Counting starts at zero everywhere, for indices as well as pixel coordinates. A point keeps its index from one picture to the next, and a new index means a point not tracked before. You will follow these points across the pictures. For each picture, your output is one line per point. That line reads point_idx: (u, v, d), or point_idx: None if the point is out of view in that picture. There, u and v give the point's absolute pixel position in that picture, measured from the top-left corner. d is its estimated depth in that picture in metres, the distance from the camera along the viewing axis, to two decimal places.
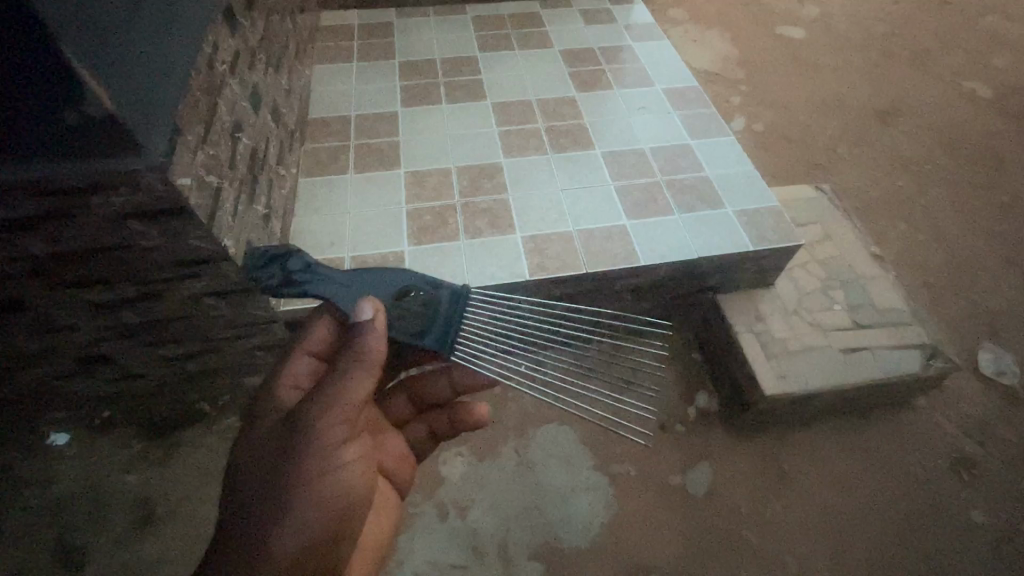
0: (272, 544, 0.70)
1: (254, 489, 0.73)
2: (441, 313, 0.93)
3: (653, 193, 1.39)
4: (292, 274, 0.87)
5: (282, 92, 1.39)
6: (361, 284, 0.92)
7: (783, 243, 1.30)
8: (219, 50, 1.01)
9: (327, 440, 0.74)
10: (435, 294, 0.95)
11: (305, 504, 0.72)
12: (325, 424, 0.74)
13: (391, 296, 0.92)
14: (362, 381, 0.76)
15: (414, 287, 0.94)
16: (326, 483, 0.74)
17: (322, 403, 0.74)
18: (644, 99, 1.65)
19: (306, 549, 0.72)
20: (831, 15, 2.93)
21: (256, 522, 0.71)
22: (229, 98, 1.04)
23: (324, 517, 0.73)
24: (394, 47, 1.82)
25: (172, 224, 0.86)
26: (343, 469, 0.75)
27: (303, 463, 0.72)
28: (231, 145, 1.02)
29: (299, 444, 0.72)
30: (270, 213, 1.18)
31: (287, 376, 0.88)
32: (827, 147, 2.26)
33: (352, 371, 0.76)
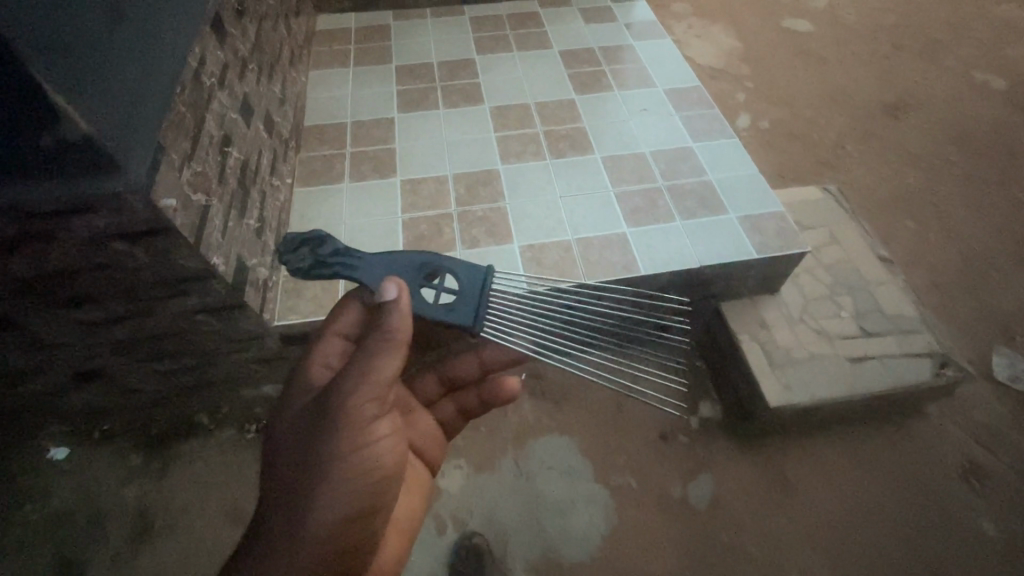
0: (306, 519, 0.70)
1: (289, 466, 0.74)
2: (469, 295, 0.92)
3: (653, 199, 1.35)
4: (322, 256, 0.84)
5: (276, 101, 1.37)
6: (391, 264, 0.89)
7: (787, 250, 1.26)
8: (206, 63, 1.00)
9: (358, 416, 0.73)
10: (464, 275, 0.93)
11: (338, 481, 0.72)
12: (355, 401, 0.73)
13: (420, 277, 0.90)
14: (390, 358, 0.75)
15: (443, 268, 0.92)
16: (358, 461, 0.73)
17: (352, 380, 0.73)
18: (644, 101, 1.61)
19: (342, 525, 0.72)
20: (840, 6, 2.85)
21: (292, 495, 0.72)
22: (218, 112, 1.02)
23: (359, 493, 0.73)
24: (390, 52, 1.79)
25: (157, 244, 0.85)
26: (375, 445, 0.74)
27: (335, 438, 0.72)
28: (221, 160, 1.01)
29: (330, 421, 0.72)
30: (263, 226, 1.16)
31: (319, 356, 0.88)
32: (836, 144, 2.20)
33: (381, 349, 0.76)
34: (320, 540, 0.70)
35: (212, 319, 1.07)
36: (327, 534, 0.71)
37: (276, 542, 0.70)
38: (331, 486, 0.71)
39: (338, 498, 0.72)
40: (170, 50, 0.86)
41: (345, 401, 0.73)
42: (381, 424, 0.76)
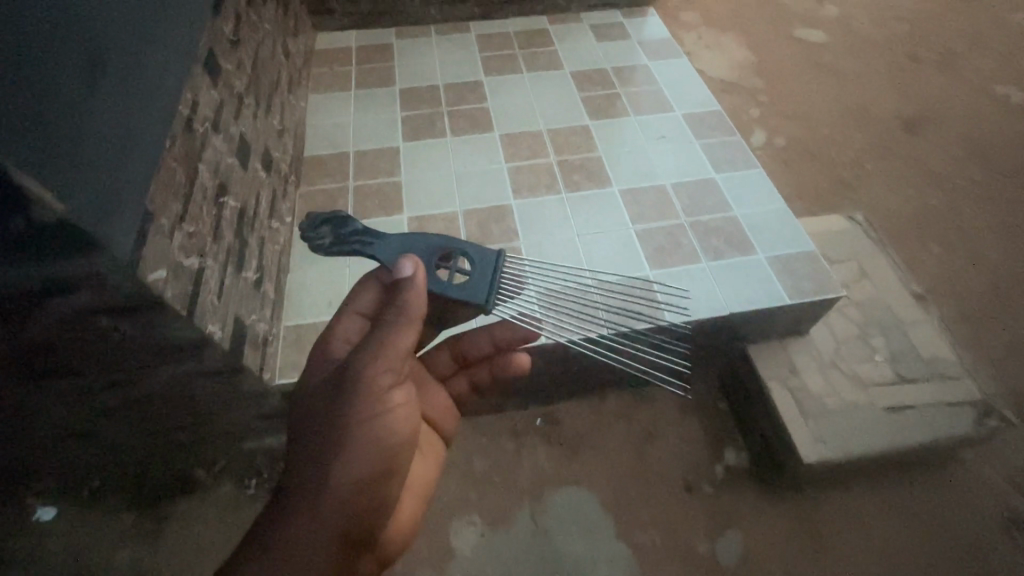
0: (333, 475, 0.78)
1: (315, 430, 0.81)
2: (476, 278, 0.91)
3: (676, 238, 1.28)
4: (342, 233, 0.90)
5: (275, 134, 1.29)
6: (407, 244, 0.92)
7: (821, 294, 1.18)
8: (199, 107, 0.92)
9: (375, 385, 0.80)
10: (478, 258, 0.93)
11: (357, 443, 0.79)
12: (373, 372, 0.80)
13: (435, 258, 0.92)
14: (404, 335, 0.81)
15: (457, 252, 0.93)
16: (376, 426, 0.80)
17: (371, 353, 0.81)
18: (662, 127, 1.53)
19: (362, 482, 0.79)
20: (853, 14, 2.75)
21: (317, 455, 0.79)
22: (212, 159, 0.94)
23: (376, 454, 0.80)
24: (393, 73, 1.70)
25: (147, 318, 0.76)
26: (391, 412, 0.81)
27: (355, 406, 0.79)
28: (216, 212, 0.93)
29: (352, 390, 0.79)
30: (262, 275, 1.08)
31: (339, 332, 0.96)
32: (854, 162, 2.12)
33: (395, 324, 0.82)
34: (342, 496, 0.78)
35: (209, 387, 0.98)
36: (350, 490, 0.79)
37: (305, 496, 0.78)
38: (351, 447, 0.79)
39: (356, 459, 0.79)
40: (157, 102, 0.78)
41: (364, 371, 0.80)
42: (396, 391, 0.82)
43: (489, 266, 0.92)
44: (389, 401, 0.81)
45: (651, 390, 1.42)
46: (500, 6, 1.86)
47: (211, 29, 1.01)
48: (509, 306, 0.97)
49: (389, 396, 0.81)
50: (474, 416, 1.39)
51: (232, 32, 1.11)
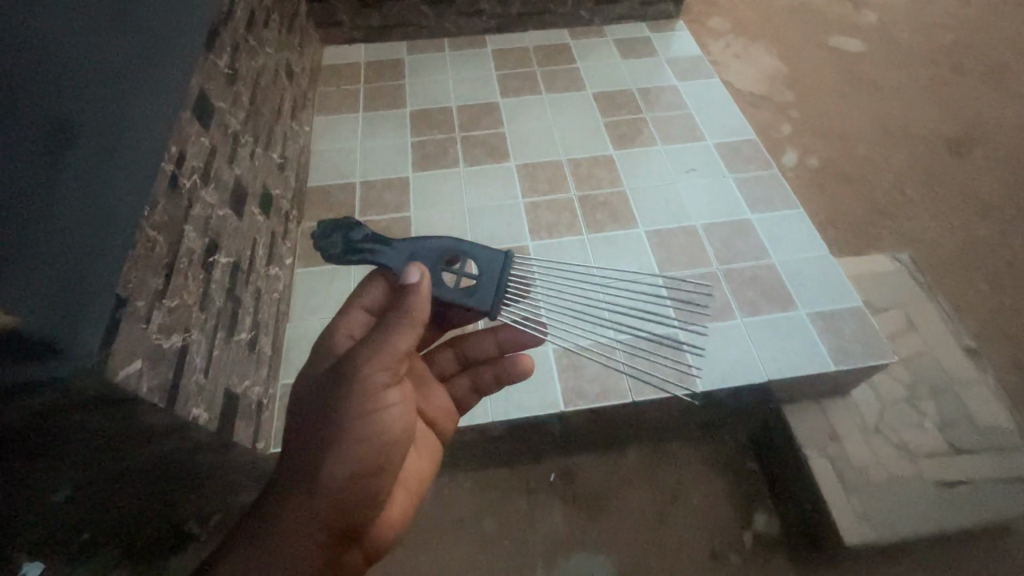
0: (320, 478, 0.72)
1: (305, 428, 0.75)
2: (485, 283, 0.82)
3: (708, 288, 1.17)
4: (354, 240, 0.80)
5: (275, 168, 1.20)
6: (413, 250, 0.82)
7: (870, 360, 1.06)
8: (186, 159, 0.83)
9: (371, 383, 0.73)
10: (486, 262, 0.83)
11: (349, 445, 0.73)
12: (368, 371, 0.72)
13: (441, 262, 0.82)
14: (405, 333, 0.72)
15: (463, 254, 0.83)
16: (370, 425, 0.73)
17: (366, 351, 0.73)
18: (693, 158, 1.41)
19: (351, 485, 0.73)
20: (892, 21, 2.58)
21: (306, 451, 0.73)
22: (201, 215, 0.85)
23: (368, 458, 0.73)
24: (404, 93, 1.60)
25: (121, 414, 0.67)
26: (386, 413, 0.74)
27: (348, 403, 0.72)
28: (204, 276, 0.84)
29: (346, 388, 0.72)
30: (257, 332, 1.00)
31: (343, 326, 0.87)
32: (894, 187, 1.97)
33: (395, 324, 0.74)
34: (331, 499, 0.72)
35: (198, 467, 0.87)
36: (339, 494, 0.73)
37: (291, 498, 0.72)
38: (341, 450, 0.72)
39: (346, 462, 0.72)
40: (135, 165, 0.69)
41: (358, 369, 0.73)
42: (392, 391, 0.75)
43: (497, 270, 0.83)
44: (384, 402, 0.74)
45: (675, 444, 1.32)
46: (518, 19, 1.74)
47: (203, 66, 0.92)
48: (513, 309, 0.84)
49: (385, 397, 0.74)
50: (485, 471, 1.30)
51: (228, 65, 1.02)
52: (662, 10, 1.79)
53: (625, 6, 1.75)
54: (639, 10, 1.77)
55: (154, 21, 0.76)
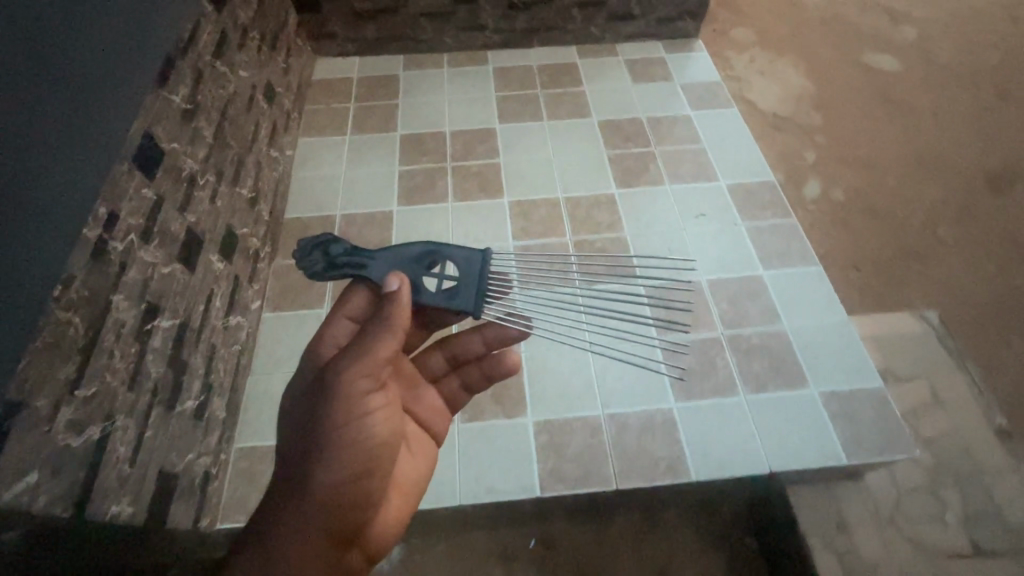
0: (307, 494, 0.63)
1: (286, 442, 0.66)
2: (465, 287, 0.74)
3: (709, 356, 1.05)
4: (335, 257, 0.73)
5: (245, 205, 1.11)
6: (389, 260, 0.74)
7: (890, 455, 0.94)
8: (121, 219, 0.74)
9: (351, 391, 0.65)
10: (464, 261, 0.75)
11: (336, 456, 0.64)
12: (352, 378, 0.65)
13: (419, 267, 0.74)
14: (388, 338, 0.66)
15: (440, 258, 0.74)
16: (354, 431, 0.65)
17: (347, 357, 0.65)
18: (703, 202, 1.29)
19: (341, 498, 0.64)
20: (932, 38, 2.39)
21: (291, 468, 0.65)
22: (137, 278, 0.76)
23: (356, 469, 0.65)
24: (395, 114, 1.50)
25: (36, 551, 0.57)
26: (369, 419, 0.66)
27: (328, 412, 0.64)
28: (138, 348, 0.75)
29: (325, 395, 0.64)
30: (207, 396, 0.91)
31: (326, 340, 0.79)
32: (926, 225, 1.81)
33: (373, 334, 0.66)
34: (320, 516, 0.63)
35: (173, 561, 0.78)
36: (328, 509, 0.64)
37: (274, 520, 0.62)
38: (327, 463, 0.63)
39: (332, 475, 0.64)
40: (41, 244, 0.60)
41: (341, 374, 0.65)
42: (377, 396, 0.67)
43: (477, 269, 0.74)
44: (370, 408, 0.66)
45: (665, 517, 1.19)
46: (523, 35, 1.62)
47: (152, 105, 0.83)
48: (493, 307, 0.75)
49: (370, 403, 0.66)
50: (457, 535, 1.20)
51: (186, 99, 0.92)
52: (680, 28, 1.65)
53: (639, 24, 1.62)
54: (654, 28, 1.64)
55: (83, 66, 0.67)
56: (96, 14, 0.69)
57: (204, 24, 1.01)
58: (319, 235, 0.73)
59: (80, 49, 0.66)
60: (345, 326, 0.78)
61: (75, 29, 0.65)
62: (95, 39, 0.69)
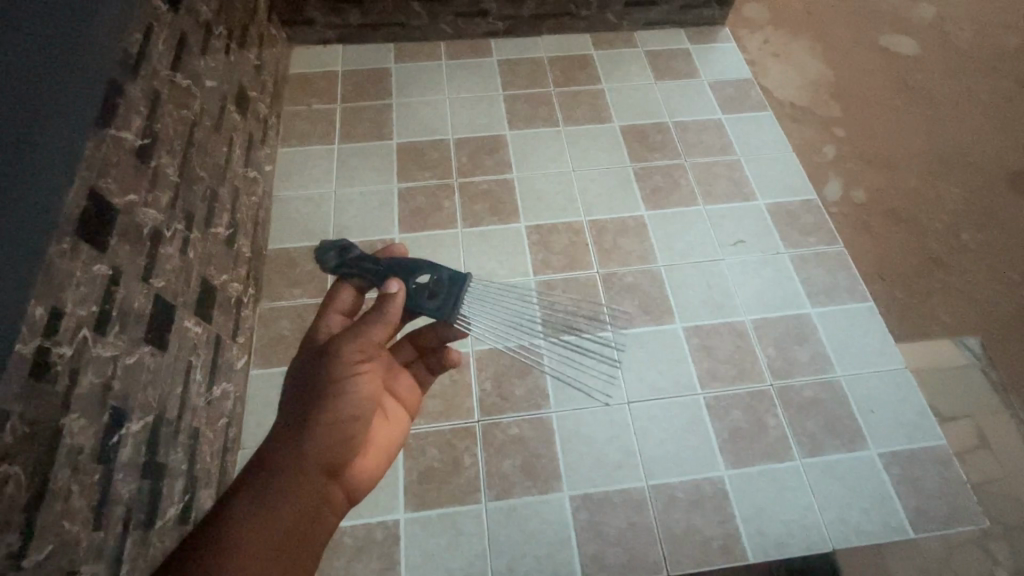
0: (283, 473, 0.55)
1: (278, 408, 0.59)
2: (446, 302, 0.61)
3: (759, 412, 0.95)
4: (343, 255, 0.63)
5: (221, 246, 0.93)
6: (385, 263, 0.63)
7: (953, 527, 0.87)
8: (66, 313, 0.57)
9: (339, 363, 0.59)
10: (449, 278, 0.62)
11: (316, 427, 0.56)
12: (342, 361, 0.59)
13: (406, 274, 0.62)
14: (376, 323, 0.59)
15: (427, 267, 0.62)
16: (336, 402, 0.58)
17: (336, 338, 0.59)
18: (741, 226, 1.16)
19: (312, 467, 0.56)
20: (954, 16, 1.97)
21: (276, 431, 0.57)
22: (94, 384, 0.60)
23: (336, 447, 0.57)
24: (388, 118, 1.30)
25: None
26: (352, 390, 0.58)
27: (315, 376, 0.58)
28: (103, 473, 0.60)
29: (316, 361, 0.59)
30: (191, 492, 0.78)
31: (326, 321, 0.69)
32: (947, 230, 1.46)
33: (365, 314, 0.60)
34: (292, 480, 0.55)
35: None
36: (303, 490, 0.55)
37: (243, 504, 0.53)
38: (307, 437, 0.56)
39: (314, 456, 0.56)
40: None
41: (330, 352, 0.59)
42: (368, 379, 0.60)
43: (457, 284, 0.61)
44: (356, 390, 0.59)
45: None
46: (531, 22, 1.43)
47: (95, 153, 0.65)
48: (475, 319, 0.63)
49: (357, 386, 0.59)
50: None
51: (141, 133, 0.74)
52: (706, 15, 1.48)
53: (662, 10, 1.44)
54: (676, 16, 1.46)
55: None
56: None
57: (157, 30, 0.80)
58: (333, 240, 0.63)
59: None
60: (337, 320, 0.65)
61: None
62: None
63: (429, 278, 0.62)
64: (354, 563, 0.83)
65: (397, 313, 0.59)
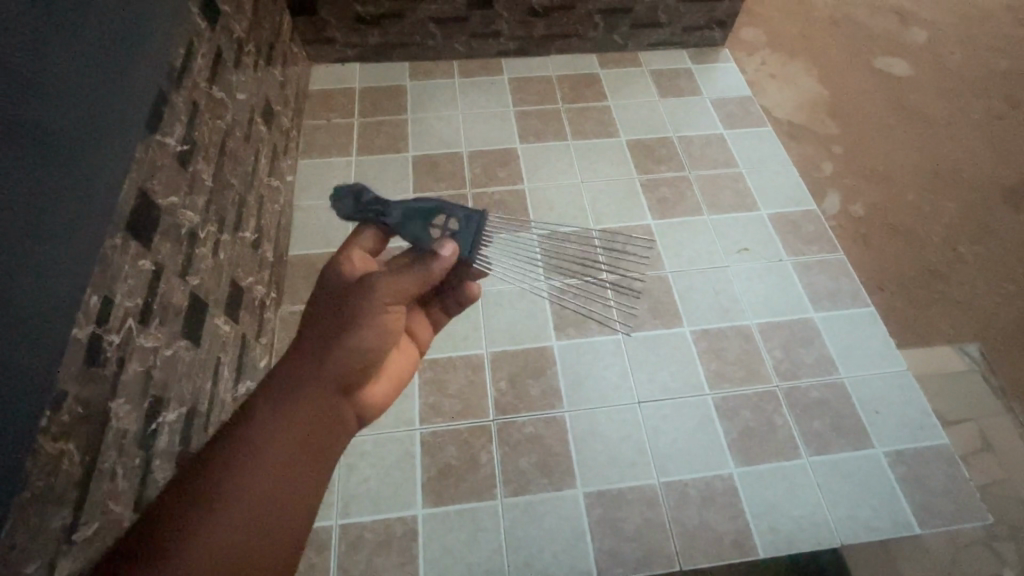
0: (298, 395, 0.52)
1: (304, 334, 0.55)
2: (467, 248, 0.57)
3: (768, 412, 0.98)
4: (366, 203, 0.57)
5: (248, 250, 0.97)
6: (408, 210, 0.57)
7: (959, 523, 0.90)
8: (116, 304, 0.61)
9: (374, 304, 0.54)
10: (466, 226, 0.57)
11: (335, 363, 0.53)
12: (377, 299, 0.54)
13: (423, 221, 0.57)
14: (414, 278, 0.54)
15: (446, 211, 0.56)
16: (362, 340, 0.54)
17: (374, 275, 0.55)
18: (745, 234, 1.20)
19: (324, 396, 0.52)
20: (945, 40, 2.04)
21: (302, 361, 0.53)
22: (138, 373, 0.64)
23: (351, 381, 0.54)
24: (404, 132, 1.36)
25: None
26: (376, 332, 0.54)
27: (349, 310, 0.54)
28: (143, 457, 0.63)
29: (352, 298, 0.54)
30: None
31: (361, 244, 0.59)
32: (946, 243, 1.51)
33: (404, 269, 0.55)
34: (308, 411, 0.51)
35: None
36: (316, 416, 0.52)
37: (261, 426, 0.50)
38: (328, 369, 0.53)
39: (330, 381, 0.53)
40: (12, 370, 0.46)
41: (366, 286, 0.54)
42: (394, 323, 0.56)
43: (479, 232, 0.57)
44: (384, 331, 0.55)
45: None
46: (541, 42, 1.49)
47: (144, 156, 0.69)
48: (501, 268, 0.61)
49: (384, 326, 0.55)
50: None
51: (182, 139, 0.78)
52: (707, 37, 1.54)
53: (665, 32, 1.51)
54: (679, 37, 1.53)
55: (59, 129, 0.53)
56: (62, 55, 0.54)
57: (197, 45, 0.86)
58: (351, 186, 0.57)
59: (52, 106, 0.52)
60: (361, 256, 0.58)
61: (36, 81, 0.51)
62: (65, 88, 0.54)
63: (445, 222, 0.56)
64: (375, 557, 0.85)
65: (434, 267, 0.55)
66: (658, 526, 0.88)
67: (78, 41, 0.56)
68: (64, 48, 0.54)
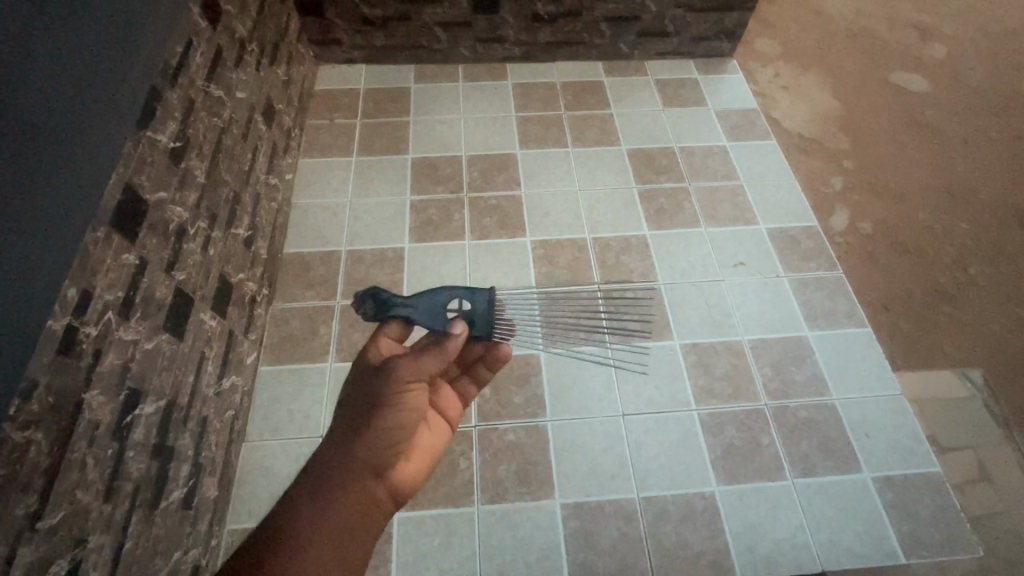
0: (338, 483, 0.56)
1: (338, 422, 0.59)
2: (482, 326, 0.63)
3: (754, 431, 0.96)
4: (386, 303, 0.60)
5: (240, 246, 0.98)
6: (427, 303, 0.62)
7: (946, 555, 0.87)
8: (95, 297, 0.62)
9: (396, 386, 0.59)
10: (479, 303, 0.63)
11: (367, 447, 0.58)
12: (398, 381, 0.60)
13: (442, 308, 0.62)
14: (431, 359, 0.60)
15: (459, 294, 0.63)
16: (387, 422, 0.59)
17: (395, 360, 0.60)
18: (742, 248, 1.19)
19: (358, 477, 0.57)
20: (965, 57, 2.00)
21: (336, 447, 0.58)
22: (115, 365, 0.65)
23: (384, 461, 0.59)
24: (406, 134, 1.37)
25: None
26: (401, 413, 0.59)
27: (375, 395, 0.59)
28: (116, 448, 0.64)
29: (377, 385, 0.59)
30: (196, 480, 0.82)
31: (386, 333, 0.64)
32: (955, 264, 1.47)
33: (423, 353, 0.60)
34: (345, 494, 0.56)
35: None
36: (353, 497, 0.56)
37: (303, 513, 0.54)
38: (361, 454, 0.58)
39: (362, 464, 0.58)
40: None
41: (387, 371, 0.59)
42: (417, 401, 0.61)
43: (491, 308, 0.64)
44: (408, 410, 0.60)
45: None
46: (547, 48, 1.49)
47: (133, 151, 0.70)
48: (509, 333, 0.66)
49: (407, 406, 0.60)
50: None
51: (174, 136, 0.79)
52: (715, 47, 1.53)
53: (672, 41, 1.50)
54: (687, 47, 1.52)
55: (44, 124, 0.54)
56: (51, 53, 0.55)
57: (196, 43, 0.87)
58: (370, 291, 0.61)
59: (38, 101, 0.53)
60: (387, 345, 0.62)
61: (24, 78, 0.52)
62: (52, 84, 0.55)
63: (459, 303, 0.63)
64: None
65: (452, 347, 0.61)
66: (634, 541, 0.87)
67: (70, 39, 0.57)
68: (54, 46, 0.55)
